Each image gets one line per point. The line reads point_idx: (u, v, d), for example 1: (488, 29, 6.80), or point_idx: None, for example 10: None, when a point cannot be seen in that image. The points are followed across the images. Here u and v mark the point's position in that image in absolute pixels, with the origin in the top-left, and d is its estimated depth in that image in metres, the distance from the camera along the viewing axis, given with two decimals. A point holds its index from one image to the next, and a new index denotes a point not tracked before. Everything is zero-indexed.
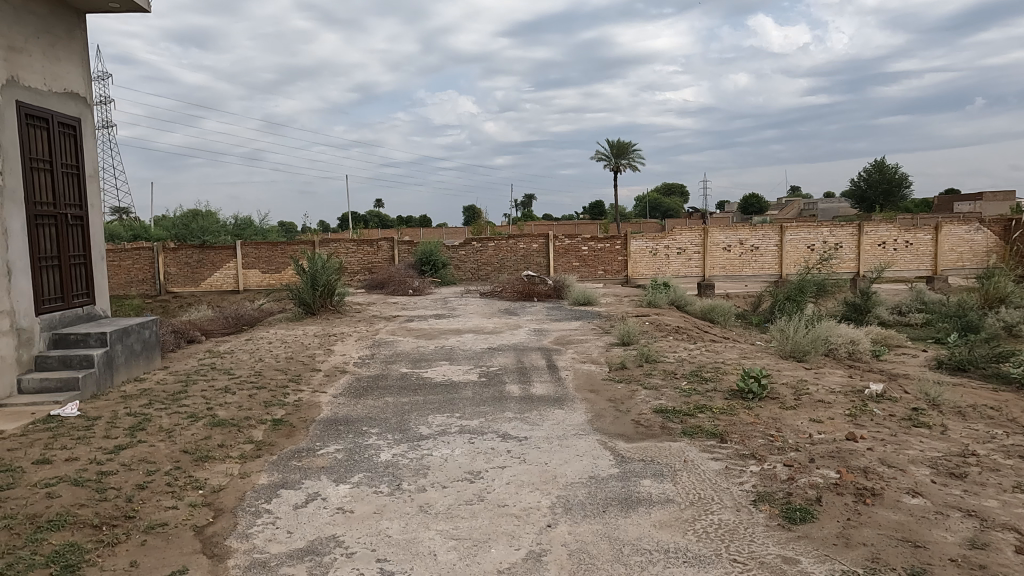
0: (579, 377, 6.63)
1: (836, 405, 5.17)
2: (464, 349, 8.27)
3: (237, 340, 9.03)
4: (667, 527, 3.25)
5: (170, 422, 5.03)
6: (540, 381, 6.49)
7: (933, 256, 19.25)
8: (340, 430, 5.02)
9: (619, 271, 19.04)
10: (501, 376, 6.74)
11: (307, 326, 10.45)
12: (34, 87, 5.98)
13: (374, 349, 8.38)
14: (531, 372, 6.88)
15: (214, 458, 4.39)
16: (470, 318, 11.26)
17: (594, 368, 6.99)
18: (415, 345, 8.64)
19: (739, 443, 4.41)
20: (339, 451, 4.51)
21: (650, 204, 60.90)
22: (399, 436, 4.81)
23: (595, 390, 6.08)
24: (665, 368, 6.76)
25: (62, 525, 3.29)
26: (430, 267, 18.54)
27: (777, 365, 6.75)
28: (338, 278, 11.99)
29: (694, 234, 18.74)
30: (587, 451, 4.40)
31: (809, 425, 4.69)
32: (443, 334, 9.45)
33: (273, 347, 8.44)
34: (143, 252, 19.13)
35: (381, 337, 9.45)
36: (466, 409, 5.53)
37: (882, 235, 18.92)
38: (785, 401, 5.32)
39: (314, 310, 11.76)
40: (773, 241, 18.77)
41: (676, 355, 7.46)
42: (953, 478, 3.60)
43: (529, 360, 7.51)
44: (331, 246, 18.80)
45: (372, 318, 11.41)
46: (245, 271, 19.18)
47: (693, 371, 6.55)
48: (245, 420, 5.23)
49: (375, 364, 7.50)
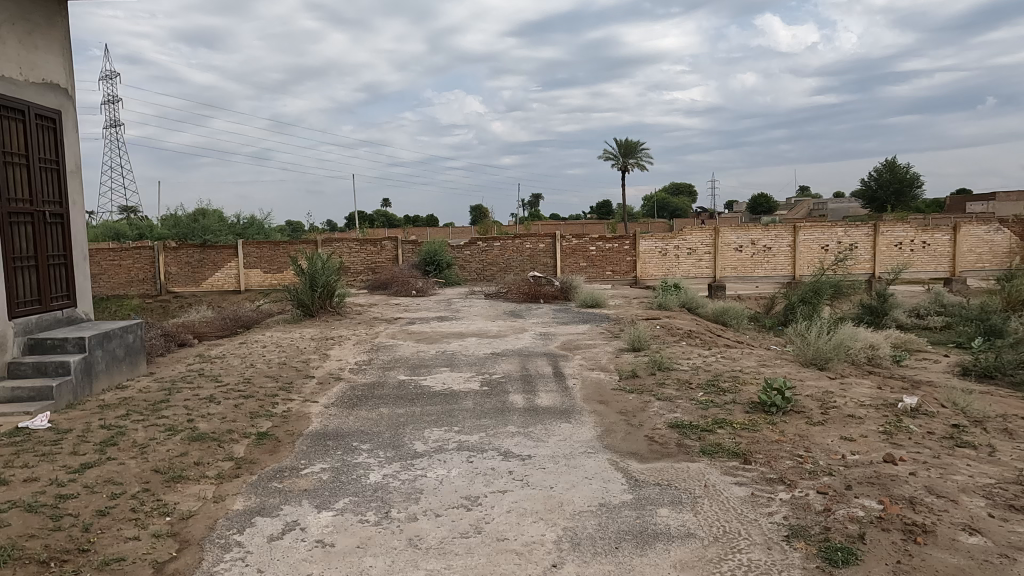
0: (588, 386, 6.21)
1: (868, 421, 4.74)
2: (465, 355, 7.87)
3: (230, 343, 8.67)
4: (689, 569, 2.84)
5: (145, 437, 4.66)
6: (545, 391, 6.08)
7: (952, 257, 18.76)
8: (328, 446, 4.63)
9: (627, 272, 18.60)
10: (504, 385, 6.33)
11: (304, 329, 10.08)
12: (7, 76, 5.63)
13: (372, 354, 7.99)
14: (537, 381, 6.47)
15: (188, 478, 4.00)
16: (474, 320, 10.86)
17: (604, 376, 6.57)
18: (415, 350, 8.23)
19: (765, 466, 3.99)
20: (325, 471, 4.11)
21: (659, 204, 60.39)
22: (392, 453, 4.42)
23: (605, 401, 5.67)
24: (679, 377, 6.34)
25: (3, 562, 2.91)
26: (434, 267, 18.14)
27: (799, 374, 6.32)
28: (338, 279, 11.64)
29: (705, 234, 18.30)
30: (597, 473, 3.99)
31: (841, 444, 4.27)
32: (445, 338, 9.07)
33: (267, 352, 8.06)
34: (143, 251, 18.85)
35: (380, 340, 9.07)
36: (465, 422, 5.12)
37: (899, 235, 18.43)
38: (812, 416, 4.89)
39: (313, 312, 11.40)
40: (786, 242, 18.31)
41: (691, 362, 7.03)
42: (1014, 511, 3.18)
43: (535, 367, 7.11)
44: (334, 246, 18.46)
45: (372, 320, 11.04)
46: (247, 271, 18.85)
47: (709, 381, 6.14)
48: (227, 433, 4.85)
49: (373, 370, 7.12)
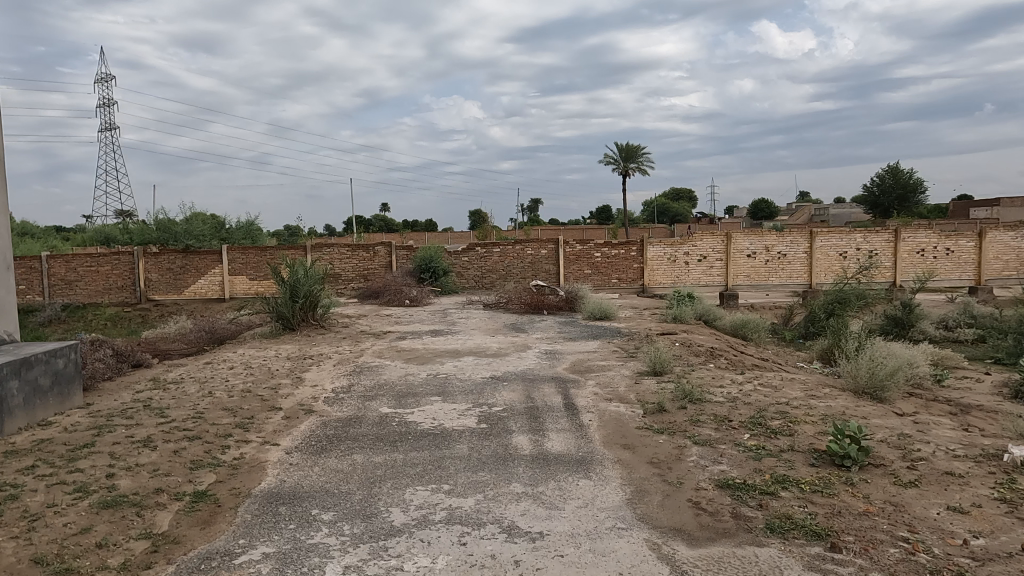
0: (607, 424, 5.16)
1: (975, 483, 3.70)
2: (460, 380, 6.79)
3: (194, 364, 7.62)
4: None
5: (44, 502, 3.60)
6: (555, 430, 5.01)
7: (977, 265, 17.74)
8: (280, 514, 3.58)
9: (635, 280, 17.55)
10: (506, 422, 5.26)
11: (282, 346, 9.01)
12: None
13: (352, 379, 6.90)
14: (544, 416, 5.39)
15: (77, 573, 2.93)
16: (471, 335, 9.79)
17: (624, 411, 5.50)
18: (403, 374, 7.15)
19: (863, 557, 2.94)
20: (268, 559, 3.05)
21: (659, 209, 59.55)
22: (361, 529, 3.37)
23: (631, 447, 4.61)
24: (716, 413, 5.29)
25: None
26: (429, 274, 17.08)
27: (861, 410, 5.26)
28: (322, 289, 10.62)
29: (716, 239, 17.27)
30: (634, 566, 2.94)
31: (958, 523, 3.21)
32: (439, 358, 8.02)
33: (232, 375, 6.97)
34: (123, 258, 17.85)
35: (365, 360, 8.02)
36: (458, 478, 4.06)
37: (920, 241, 17.42)
38: (899, 473, 3.84)
39: (294, 325, 10.33)
40: (803, 248, 17.28)
41: (725, 392, 5.98)
42: None
43: (542, 396, 6.06)
44: (324, 251, 17.41)
45: (358, 335, 9.98)
46: (231, 278, 17.79)
47: (754, 419, 5.08)
48: (153, 496, 3.79)
49: (351, 400, 6.05)
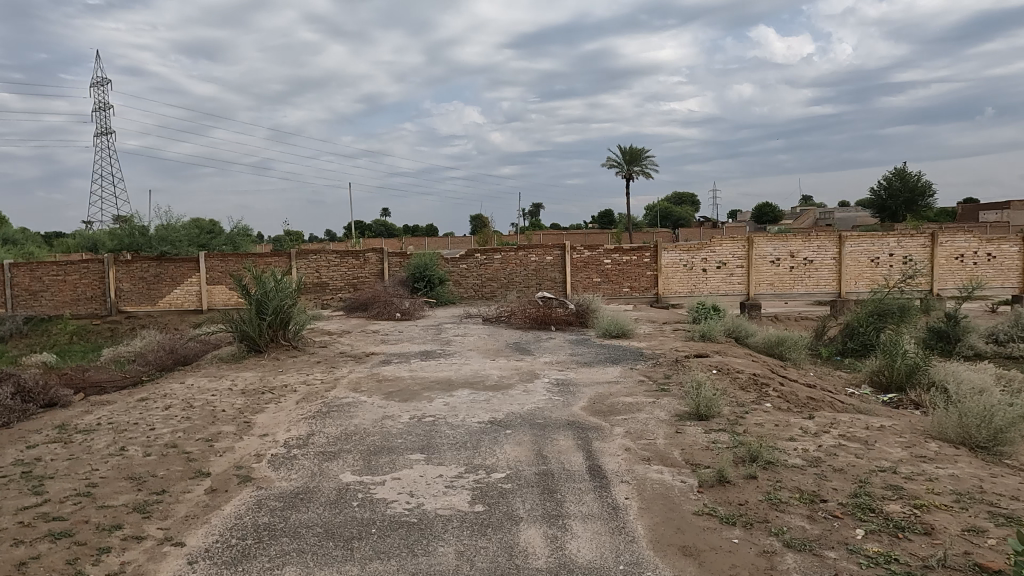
0: (652, 506, 3.67)
1: None
2: (451, 428, 5.28)
3: (123, 403, 6.14)
4: None
5: None
6: (583, 520, 3.52)
7: (1021, 271, 16.22)
8: None
9: (648, 289, 16.10)
10: (510, 502, 3.77)
11: (240, 374, 7.54)
12: None
13: (314, 425, 5.42)
14: (564, 491, 3.90)
15: None
16: (467, 359, 8.30)
17: (673, 482, 4.01)
18: (379, 417, 5.66)
19: None
20: None
21: (660, 215, 58.16)
22: None
23: (696, 554, 3.13)
24: (802, 489, 3.78)
25: None
26: (423, 283, 15.62)
27: (1004, 485, 3.76)
28: (293, 304, 9.18)
29: (737, 244, 15.78)
30: None
31: None
32: (428, 392, 6.54)
33: (163, 420, 5.50)
34: (91, 266, 16.37)
35: (336, 395, 6.53)
36: None
37: (960, 246, 15.94)
38: None
39: (260, 347, 8.88)
40: (831, 253, 15.79)
41: (800, 449, 4.48)
42: None
43: (557, 454, 4.57)
44: (309, 259, 15.96)
45: (335, 359, 8.50)
46: (210, 288, 16.32)
47: (859, 500, 3.60)
48: None
49: (306, 461, 4.56)
